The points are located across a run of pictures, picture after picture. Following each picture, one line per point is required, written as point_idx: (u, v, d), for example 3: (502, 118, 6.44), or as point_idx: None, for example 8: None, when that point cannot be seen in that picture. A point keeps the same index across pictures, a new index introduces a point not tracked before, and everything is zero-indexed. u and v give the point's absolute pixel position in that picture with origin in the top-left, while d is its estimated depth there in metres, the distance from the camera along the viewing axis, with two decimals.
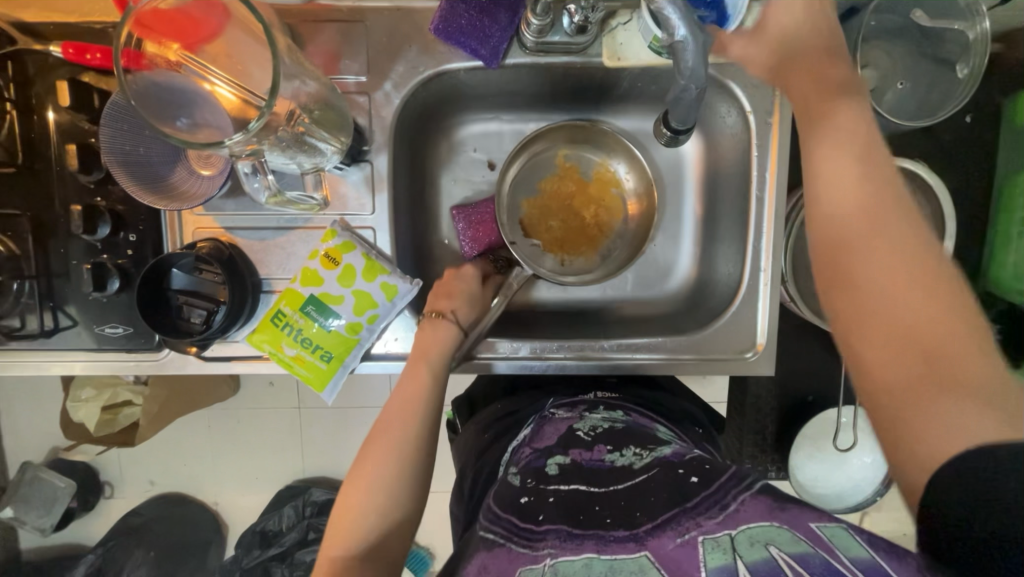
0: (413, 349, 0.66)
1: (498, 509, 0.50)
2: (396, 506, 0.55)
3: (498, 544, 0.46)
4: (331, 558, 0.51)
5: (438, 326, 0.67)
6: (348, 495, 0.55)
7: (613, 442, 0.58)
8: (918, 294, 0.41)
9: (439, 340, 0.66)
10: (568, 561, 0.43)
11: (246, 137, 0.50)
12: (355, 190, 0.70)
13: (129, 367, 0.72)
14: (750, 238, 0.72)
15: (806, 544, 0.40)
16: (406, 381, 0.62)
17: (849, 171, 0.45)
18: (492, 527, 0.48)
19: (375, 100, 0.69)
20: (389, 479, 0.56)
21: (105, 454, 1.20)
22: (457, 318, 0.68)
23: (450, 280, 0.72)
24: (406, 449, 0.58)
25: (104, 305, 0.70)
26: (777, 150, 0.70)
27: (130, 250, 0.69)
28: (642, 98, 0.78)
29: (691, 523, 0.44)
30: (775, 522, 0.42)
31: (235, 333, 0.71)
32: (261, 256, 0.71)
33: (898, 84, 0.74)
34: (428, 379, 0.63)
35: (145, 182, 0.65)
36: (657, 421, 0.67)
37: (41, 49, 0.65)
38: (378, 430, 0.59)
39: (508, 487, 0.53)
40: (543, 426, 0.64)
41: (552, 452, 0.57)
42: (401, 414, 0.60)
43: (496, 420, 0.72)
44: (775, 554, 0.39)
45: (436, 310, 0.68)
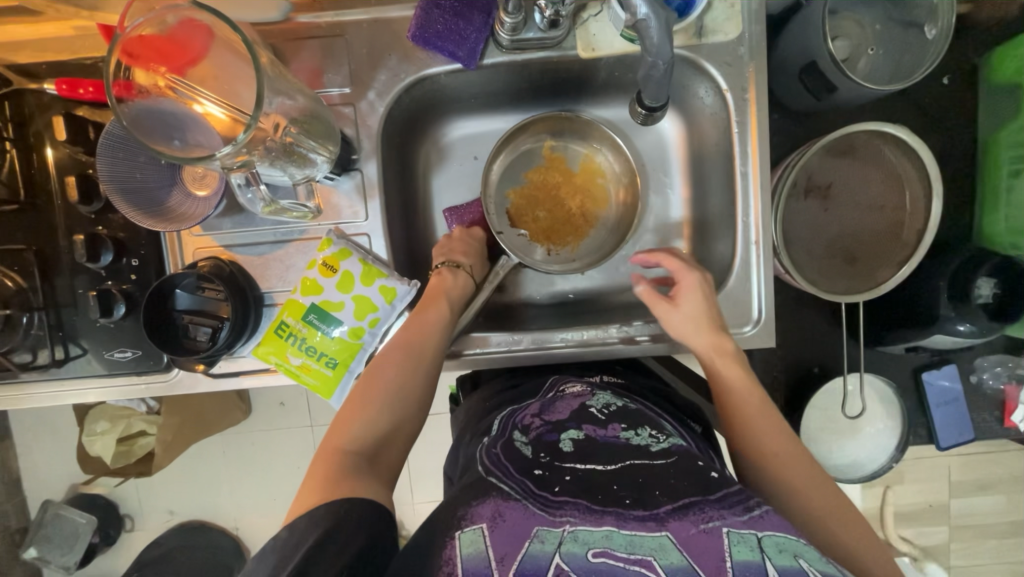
0: (429, 288, 0.72)
1: (513, 470, 0.50)
2: (400, 416, 0.62)
3: (515, 499, 0.47)
4: (338, 443, 0.58)
5: (455, 275, 0.74)
6: (357, 396, 0.62)
7: (628, 421, 0.58)
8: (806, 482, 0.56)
9: (458, 285, 0.73)
10: (589, 531, 0.44)
11: (234, 149, 0.52)
12: (348, 199, 0.72)
13: (140, 391, 0.74)
14: (738, 213, 0.73)
15: (833, 566, 0.41)
16: (426, 309, 0.68)
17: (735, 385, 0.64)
18: (504, 480, 0.49)
19: (360, 110, 0.71)
20: (400, 389, 0.63)
21: (124, 486, 1.21)
22: (473, 272, 0.76)
23: (465, 241, 0.79)
24: (421, 368, 0.64)
25: (112, 331, 0.71)
26: (756, 126, 0.71)
27: (134, 275, 0.71)
28: (621, 86, 0.80)
29: (715, 512, 0.44)
30: (800, 538, 0.43)
31: (242, 349, 0.72)
32: (262, 271, 0.72)
33: (869, 51, 0.75)
34: (447, 313, 0.69)
35: (143, 207, 0.67)
36: (662, 416, 0.65)
37: (36, 88, 0.68)
38: (393, 348, 0.65)
39: (519, 455, 0.53)
40: (555, 401, 0.63)
41: (565, 427, 0.57)
42: (416, 340, 0.66)
43: (498, 393, 0.74)
44: (804, 567, 0.40)
45: (453, 261, 0.75)
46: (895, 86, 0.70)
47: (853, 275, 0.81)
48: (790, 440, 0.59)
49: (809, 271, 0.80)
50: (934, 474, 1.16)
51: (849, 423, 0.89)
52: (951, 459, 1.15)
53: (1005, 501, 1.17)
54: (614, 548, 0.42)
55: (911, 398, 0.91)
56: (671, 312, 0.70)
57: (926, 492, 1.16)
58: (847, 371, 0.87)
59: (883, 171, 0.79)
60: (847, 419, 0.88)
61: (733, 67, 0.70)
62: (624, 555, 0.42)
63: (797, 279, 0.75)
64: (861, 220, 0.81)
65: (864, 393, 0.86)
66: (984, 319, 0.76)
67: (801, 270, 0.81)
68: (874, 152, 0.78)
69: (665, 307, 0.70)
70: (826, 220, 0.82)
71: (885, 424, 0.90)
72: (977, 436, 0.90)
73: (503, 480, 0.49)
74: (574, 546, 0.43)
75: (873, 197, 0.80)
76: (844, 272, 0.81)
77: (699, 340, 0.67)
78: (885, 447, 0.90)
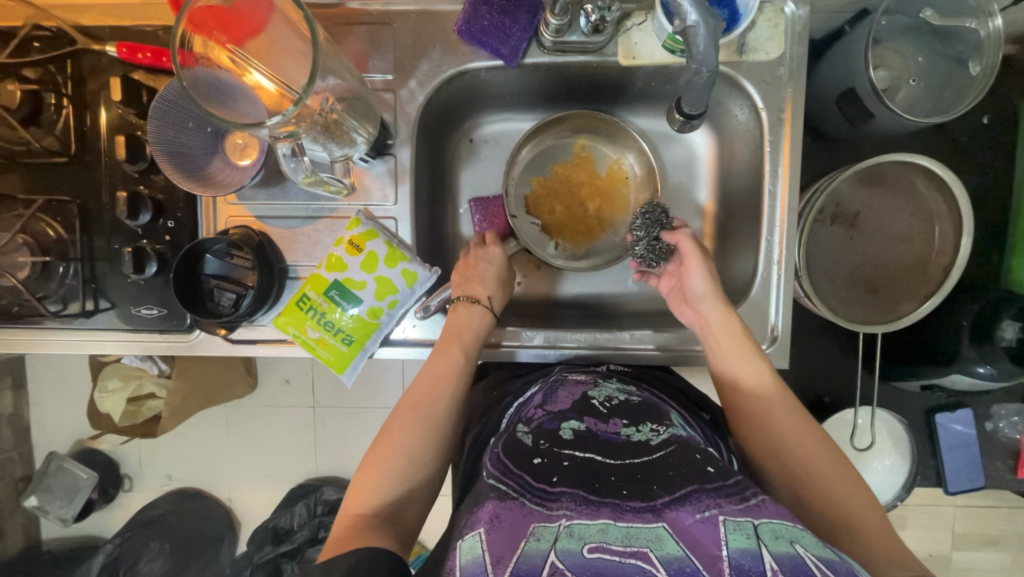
0: (446, 329, 0.70)
1: (511, 465, 0.51)
2: (419, 475, 0.58)
3: (512, 498, 0.47)
4: (357, 506, 0.55)
5: (472, 311, 0.71)
6: (374, 458, 0.59)
7: (630, 417, 0.57)
8: (816, 452, 0.58)
9: (473, 323, 0.70)
10: (584, 524, 0.43)
11: (283, 120, 0.55)
12: (379, 181, 0.74)
13: (160, 348, 0.76)
14: (762, 231, 0.72)
15: (830, 550, 0.40)
16: (439, 356, 0.67)
17: (743, 356, 0.65)
18: (503, 479, 0.49)
19: (400, 98, 0.73)
20: (417, 454, 0.58)
21: (127, 446, 1.24)
22: (491, 303, 0.72)
23: (482, 268, 0.75)
24: (437, 429, 0.61)
25: (141, 288, 0.74)
26: (789, 146, 0.71)
27: (168, 236, 0.73)
28: (657, 97, 0.81)
29: (711, 501, 0.43)
30: (797, 524, 0.43)
31: (261, 318, 0.74)
32: (289, 244, 0.74)
33: (910, 82, 0.75)
34: (460, 358, 0.67)
35: (185, 171, 0.69)
36: (668, 404, 0.65)
37: (97, 49, 0.71)
38: (406, 407, 0.62)
39: (519, 444, 0.54)
40: (557, 389, 0.63)
41: (567, 417, 0.57)
42: (431, 387, 0.63)
43: (504, 379, 0.76)
44: (801, 552, 0.39)
45: (470, 296, 0.72)
46: (934, 119, 0.70)
47: (874, 305, 0.80)
48: (796, 411, 0.61)
49: (829, 297, 0.80)
50: (938, 522, 1.13)
51: (857, 456, 0.87)
52: (957, 508, 1.12)
53: (1010, 558, 1.13)
54: (610, 542, 0.41)
55: (922, 438, 0.90)
56: (696, 271, 0.69)
57: (930, 541, 1.13)
58: (857, 403, 0.86)
59: (912, 203, 0.78)
60: (854, 451, 0.86)
61: (771, 86, 0.70)
62: (621, 548, 0.40)
63: (817, 304, 0.75)
64: (887, 250, 0.81)
65: (873, 428, 0.84)
66: (1005, 362, 0.75)
67: (822, 297, 0.80)
68: (903, 182, 0.78)
69: (699, 258, 0.70)
70: (850, 247, 0.81)
71: (894, 461, 0.88)
72: (987, 484, 0.88)
73: (501, 481, 0.49)
74: (569, 543, 0.41)
75: (900, 229, 0.80)
76: (865, 302, 0.80)
77: (716, 308, 0.67)
78: (892, 485, 0.88)
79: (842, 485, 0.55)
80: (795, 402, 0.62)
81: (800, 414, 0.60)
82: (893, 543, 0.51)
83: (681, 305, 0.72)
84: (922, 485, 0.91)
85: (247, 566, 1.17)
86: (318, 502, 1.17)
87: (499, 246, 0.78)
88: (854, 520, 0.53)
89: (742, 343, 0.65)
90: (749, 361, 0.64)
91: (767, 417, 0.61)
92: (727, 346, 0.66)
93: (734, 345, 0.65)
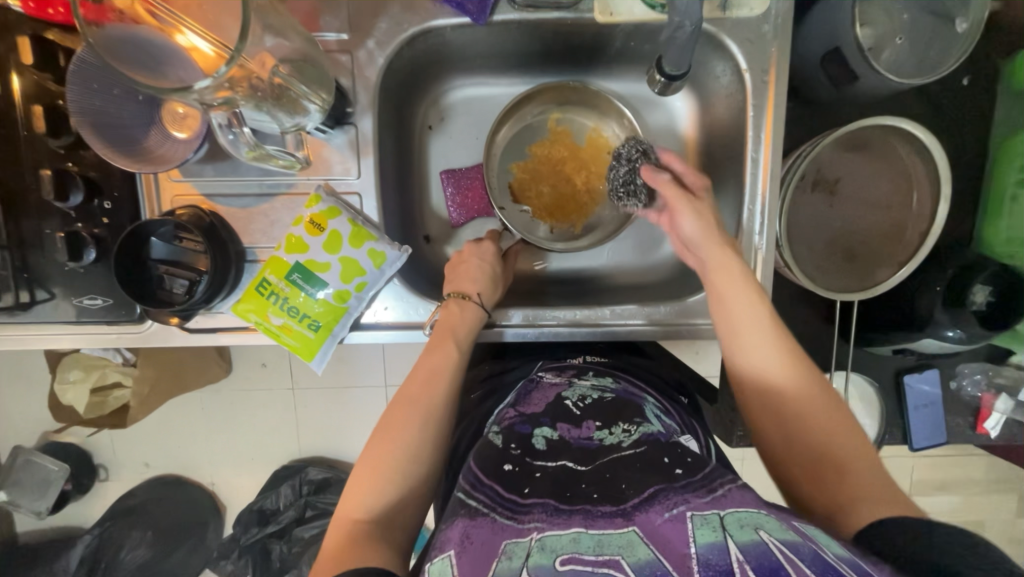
0: (438, 327, 0.67)
1: (482, 475, 0.49)
2: (415, 479, 0.54)
3: (482, 514, 0.45)
4: (353, 509, 0.51)
5: (464, 307, 0.68)
6: (373, 454, 0.55)
7: (604, 418, 0.56)
8: (815, 406, 0.56)
9: (466, 319, 0.68)
10: (556, 535, 0.41)
11: (215, 82, 0.49)
12: (339, 154, 0.68)
13: (111, 340, 0.70)
14: (744, 199, 0.70)
15: (794, 533, 0.40)
16: (432, 353, 0.63)
17: (749, 304, 0.60)
18: (473, 493, 0.47)
19: (358, 60, 0.66)
20: (417, 447, 0.56)
21: (98, 437, 1.19)
22: (482, 300, 0.70)
23: (473, 262, 0.73)
24: (438, 422, 0.58)
25: (82, 277, 0.67)
26: (773, 110, 0.67)
27: (106, 219, 0.66)
28: (636, 59, 0.76)
29: (679, 498, 0.43)
30: (764, 510, 0.42)
31: (220, 305, 0.69)
32: (245, 225, 0.69)
33: (895, 40, 0.72)
34: (454, 355, 0.64)
35: (118, 145, 0.62)
36: (646, 391, 0.66)
37: (1, 4, 0.61)
38: (403, 403, 0.58)
39: (490, 448, 0.53)
40: (531, 390, 0.63)
41: (540, 422, 0.56)
42: (426, 382, 0.60)
43: (485, 380, 0.75)
44: (765, 538, 0.39)
45: (460, 291, 0.70)
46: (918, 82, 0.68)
47: (851, 273, 0.80)
48: (798, 364, 0.58)
49: (809, 266, 0.79)
50: (901, 472, 1.19)
51: None
52: (918, 458, 1.19)
53: (965, 502, 1.21)
54: (583, 552, 0.39)
55: (892, 397, 0.93)
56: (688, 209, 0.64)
57: None
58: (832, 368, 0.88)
59: (892, 169, 0.78)
60: None
61: (756, 45, 0.67)
62: (593, 557, 0.39)
63: (796, 274, 0.75)
64: (865, 217, 0.80)
65: (846, 391, 0.87)
66: (976, 326, 0.74)
67: (801, 265, 0.79)
68: (885, 148, 0.77)
69: (686, 201, 0.64)
70: (830, 215, 0.80)
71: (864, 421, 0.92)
72: (950, 438, 0.93)
73: (469, 494, 0.47)
74: (541, 557, 0.40)
75: (879, 195, 0.79)
76: (842, 269, 0.80)
77: (711, 254, 0.62)
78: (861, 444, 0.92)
79: (832, 430, 0.54)
80: (798, 352, 0.59)
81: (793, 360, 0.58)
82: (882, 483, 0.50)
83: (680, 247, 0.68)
84: (889, 442, 0.95)
85: (235, 548, 1.16)
86: (303, 482, 1.16)
87: (492, 242, 0.75)
88: (842, 463, 0.52)
89: (747, 291, 0.60)
90: (750, 307, 0.60)
91: (763, 370, 0.58)
92: (726, 292, 0.60)
93: (733, 289, 0.60)
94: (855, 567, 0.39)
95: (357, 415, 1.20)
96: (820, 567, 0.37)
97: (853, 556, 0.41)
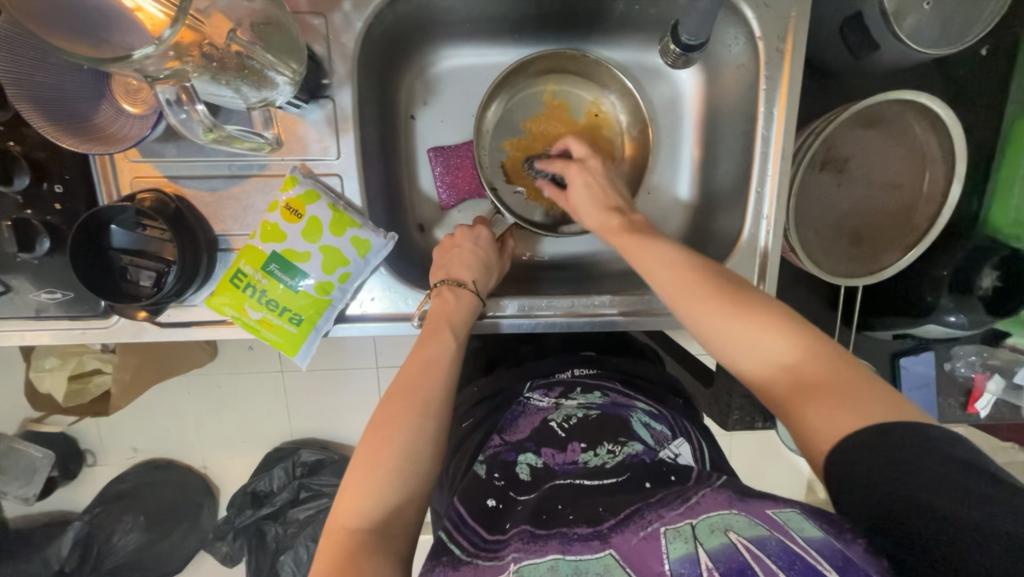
0: (432, 314, 0.63)
1: (466, 515, 0.50)
2: (416, 482, 0.52)
3: (465, 562, 0.45)
4: (345, 516, 0.49)
5: (459, 295, 0.65)
6: (367, 451, 0.53)
7: (589, 439, 0.56)
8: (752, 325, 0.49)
9: (462, 308, 0.64)
10: (533, 564, 0.42)
11: (160, 49, 0.43)
12: (316, 131, 0.62)
13: (78, 336, 0.65)
14: (752, 180, 0.66)
15: (763, 527, 0.41)
16: (429, 342, 0.60)
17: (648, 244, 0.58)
18: (456, 534, 0.48)
19: (333, 24, 0.60)
20: (414, 447, 0.53)
21: (81, 424, 1.15)
22: (477, 288, 0.66)
23: (464, 248, 0.69)
24: (436, 418, 0.55)
25: (37, 268, 0.61)
26: (787, 83, 0.63)
27: (58, 205, 0.60)
28: (638, 25, 0.70)
29: (654, 513, 0.44)
30: (732, 509, 0.43)
31: (193, 296, 0.64)
32: (215, 210, 0.63)
33: (922, 5, 0.66)
34: (453, 345, 0.60)
35: (63, 121, 0.55)
36: (635, 398, 0.66)
37: None
38: (396, 397, 0.55)
39: (474, 482, 0.55)
40: (518, 416, 0.63)
41: (524, 448, 0.57)
42: (422, 376, 0.57)
43: (475, 405, 0.72)
44: (734, 540, 0.40)
45: (455, 279, 0.66)
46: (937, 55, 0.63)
47: (858, 257, 0.76)
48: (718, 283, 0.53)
49: (817, 250, 0.75)
50: None
51: None
52: None
53: None
54: None
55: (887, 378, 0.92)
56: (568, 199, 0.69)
57: None
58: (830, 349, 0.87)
59: (905, 147, 0.74)
60: None
61: (770, 10, 0.61)
62: None
63: (802, 259, 0.72)
64: (874, 198, 0.76)
65: None
66: (980, 312, 0.74)
67: (806, 248, 0.75)
68: (901, 125, 0.72)
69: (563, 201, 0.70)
70: (839, 196, 0.76)
71: None
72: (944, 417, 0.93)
73: (453, 536, 0.48)
74: None
75: (891, 175, 0.75)
76: (849, 253, 0.76)
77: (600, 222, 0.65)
78: None
79: (774, 342, 0.48)
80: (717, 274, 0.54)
81: (714, 286, 0.53)
82: (852, 384, 0.44)
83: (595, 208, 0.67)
84: None
85: (229, 530, 1.15)
86: (296, 465, 1.14)
87: (486, 227, 0.71)
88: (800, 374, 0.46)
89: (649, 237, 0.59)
90: (655, 257, 0.57)
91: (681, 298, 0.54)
92: (628, 252, 0.60)
93: (636, 246, 0.59)
94: (829, 554, 0.38)
95: (351, 397, 1.17)
96: (788, 562, 0.38)
97: (827, 536, 0.40)
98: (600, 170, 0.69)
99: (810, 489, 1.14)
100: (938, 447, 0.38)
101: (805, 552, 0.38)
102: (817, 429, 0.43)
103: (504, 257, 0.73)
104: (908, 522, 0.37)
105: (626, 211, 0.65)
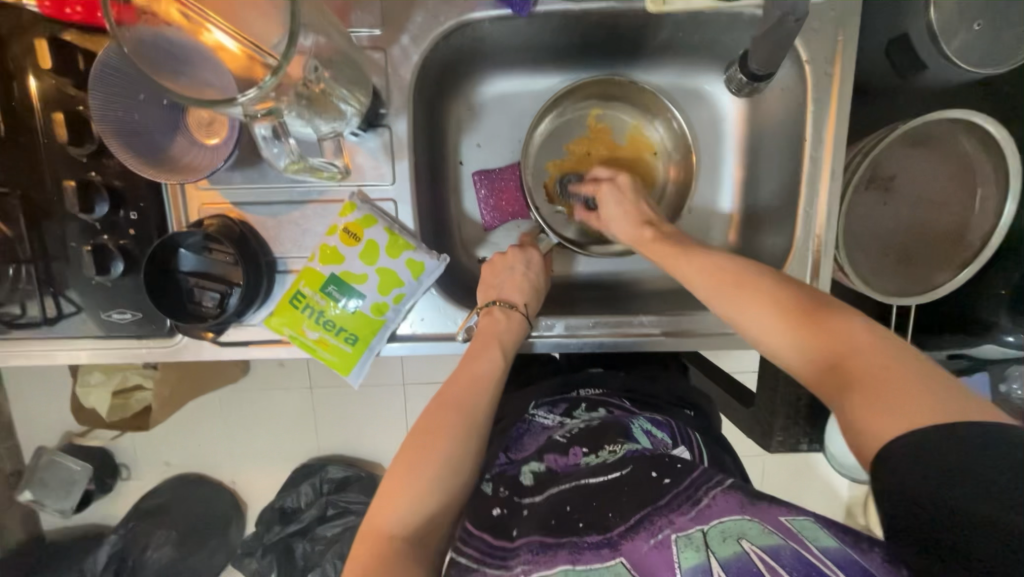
0: (480, 332, 0.64)
1: (474, 528, 0.50)
2: (455, 494, 0.52)
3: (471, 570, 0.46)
4: (385, 523, 0.49)
5: (510, 316, 0.66)
6: (409, 456, 0.53)
7: (590, 443, 0.56)
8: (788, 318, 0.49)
9: (512, 327, 0.65)
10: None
11: (261, 94, 0.47)
12: (372, 157, 0.64)
13: (141, 354, 0.68)
14: (800, 201, 0.66)
15: (777, 536, 0.41)
16: (476, 358, 0.61)
17: (679, 257, 0.60)
18: (464, 548, 0.48)
19: (392, 57, 0.63)
20: (458, 458, 0.53)
21: (121, 437, 1.18)
22: (527, 310, 0.68)
23: (512, 271, 0.70)
24: (478, 433, 0.55)
25: (109, 289, 0.65)
26: (836, 106, 0.63)
27: (132, 230, 0.64)
28: (682, 50, 0.72)
29: (664, 520, 0.44)
30: (746, 515, 0.43)
31: (252, 316, 0.66)
32: (275, 234, 0.66)
33: (973, 24, 0.66)
34: (499, 360, 0.61)
35: (144, 154, 0.59)
36: (637, 414, 0.64)
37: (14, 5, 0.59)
38: (445, 407, 0.56)
39: (480, 498, 0.54)
40: (522, 433, 0.63)
41: (528, 458, 0.58)
42: (468, 389, 0.58)
43: None
44: (747, 549, 0.40)
45: (509, 301, 0.67)
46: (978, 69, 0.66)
47: (907, 277, 0.74)
48: (757, 275, 0.54)
49: (867, 269, 0.74)
50: None
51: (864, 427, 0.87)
52: None
53: None
54: None
55: None
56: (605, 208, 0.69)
57: None
58: None
59: (955, 165, 0.73)
60: None
61: (818, 35, 0.63)
62: None
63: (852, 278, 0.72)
64: (925, 216, 0.75)
65: None
66: None
67: (854, 268, 0.74)
68: (948, 143, 0.72)
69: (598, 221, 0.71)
70: (885, 214, 0.75)
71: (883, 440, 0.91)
72: None
73: (460, 549, 0.48)
74: None
75: (940, 193, 0.74)
76: (899, 272, 0.74)
77: (642, 241, 0.65)
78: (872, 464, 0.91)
79: (816, 334, 0.47)
80: (756, 269, 0.54)
81: (754, 283, 0.53)
82: (896, 379, 0.42)
83: (638, 215, 0.67)
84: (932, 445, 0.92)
85: (257, 546, 1.15)
86: (323, 481, 1.15)
87: (537, 249, 0.72)
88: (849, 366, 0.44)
89: (684, 253, 0.60)
90: (689, 263, 0.59)
91: (719, 291, 0.55)
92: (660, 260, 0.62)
93: (667, 255, 0.61)
94: (842, 563, 0.39)
95: (377, 414, 1.18)
96: (803, 570, 0.38)
97: (844, 547, 0.40)
98: (629, 185, 0.69)
99: (848, 514, 1.09)
100: (975, 442, 0.36)
101: (821, 561, 0.39)
102: (864, 424, 0.41)
103: (535, 275, 0.71)
104: (949, 534, 0.36)
105: (658, 223, 0.66)
